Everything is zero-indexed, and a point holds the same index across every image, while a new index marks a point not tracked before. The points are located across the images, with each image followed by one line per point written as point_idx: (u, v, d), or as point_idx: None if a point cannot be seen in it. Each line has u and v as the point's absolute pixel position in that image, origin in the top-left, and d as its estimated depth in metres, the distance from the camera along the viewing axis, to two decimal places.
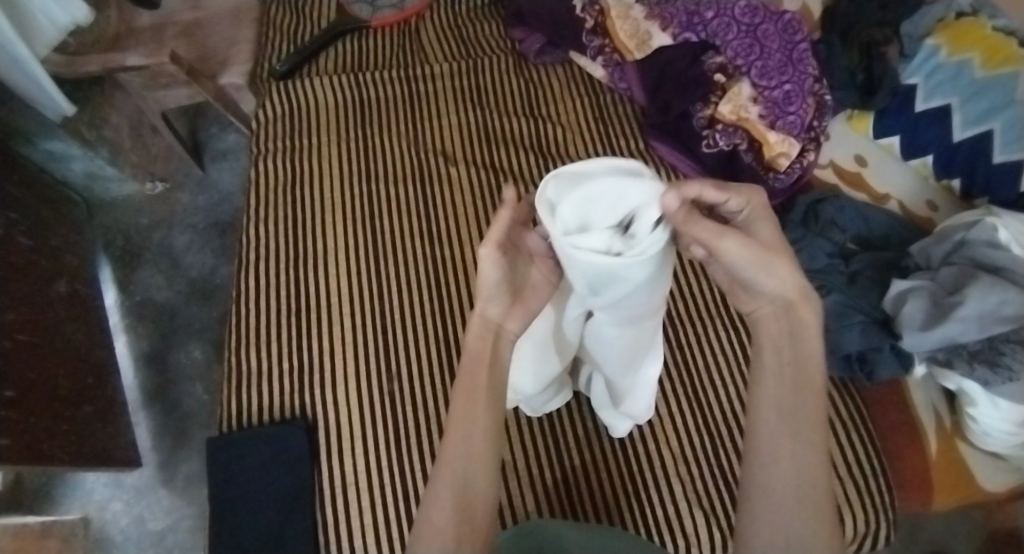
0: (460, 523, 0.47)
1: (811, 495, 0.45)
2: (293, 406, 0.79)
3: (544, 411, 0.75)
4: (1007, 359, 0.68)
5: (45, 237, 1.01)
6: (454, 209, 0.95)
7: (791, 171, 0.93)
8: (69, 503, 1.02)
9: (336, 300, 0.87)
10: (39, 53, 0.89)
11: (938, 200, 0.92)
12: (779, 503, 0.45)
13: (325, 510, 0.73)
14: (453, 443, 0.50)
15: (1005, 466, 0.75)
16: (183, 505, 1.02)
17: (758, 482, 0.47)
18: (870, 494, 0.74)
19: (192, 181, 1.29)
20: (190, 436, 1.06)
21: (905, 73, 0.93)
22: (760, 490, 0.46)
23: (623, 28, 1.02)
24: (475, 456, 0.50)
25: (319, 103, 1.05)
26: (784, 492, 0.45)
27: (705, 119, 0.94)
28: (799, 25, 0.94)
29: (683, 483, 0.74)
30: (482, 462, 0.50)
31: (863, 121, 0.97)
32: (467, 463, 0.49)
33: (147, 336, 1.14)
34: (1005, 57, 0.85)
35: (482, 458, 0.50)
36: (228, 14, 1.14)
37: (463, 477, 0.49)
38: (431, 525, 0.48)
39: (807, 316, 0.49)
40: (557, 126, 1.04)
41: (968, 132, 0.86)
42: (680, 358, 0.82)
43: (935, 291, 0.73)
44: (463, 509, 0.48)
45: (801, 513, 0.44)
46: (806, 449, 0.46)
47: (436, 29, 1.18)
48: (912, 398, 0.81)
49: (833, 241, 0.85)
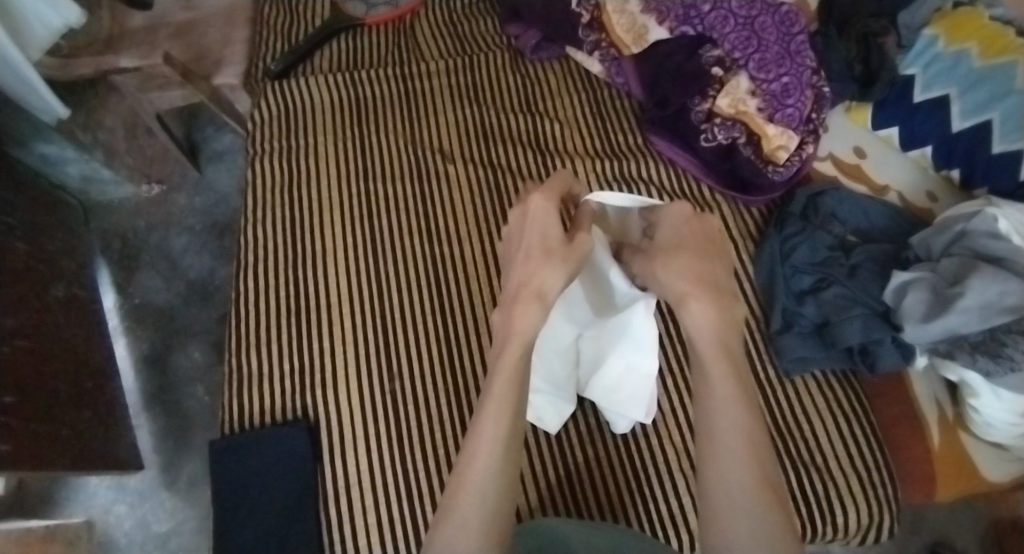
0: (490, 522, 0.48)
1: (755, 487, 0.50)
2: (294, 408, 0.79)
3: (553, 423, 0.73)
4: (1009, 350, 0.68)
5: (43, 241, 1.01)
6: (453, 206, 0.94)
7: (791, 163, 0.92)
8: (73, 506, 1.02)
9: (335, 300, 0.86)
10: (32, 57, 0.88)
11: (937, 191, 0.92)
12: (733, 501, 0.50)
13: (329, 511, 0.73)
14: (480, 437, 0.51)
15: (1006, 455, 0.76)
16: (186, 507, 1.02)
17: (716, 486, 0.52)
18: (873, 487, 0.74)
19: (189, 182, 1.28)
20: (192, 439, 1.06)
21: (904, 65, 0.93)
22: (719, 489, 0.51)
23: (620, 22, 1.01)
24: (506, 464, 0.50)
25: (314, 102, 1.04)
26: (736, 490, 0.50)
27: (704, 113, 0.94)
28: (797, 17, 0.93)
29: (685, 478, 0.74)
30: (509, 461, 0.50)
31: (861, 112, 0.97)
32: (496, 469, 0.49)
33: (147, 338, 1.14)
34: (1003, 46, 0.85)
35: (508, 465, 0.50)
36: (222, 14, 1.13)
37: (491, 473, 0.49)
38: (451, 523, 0.47)
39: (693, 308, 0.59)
40: (555, 122, 1.03)
41: (968, 122, 0.85)
42: (676, 353, 0.82)
43: (935, 282, 0.73)
44: (493, 511, 0.48)
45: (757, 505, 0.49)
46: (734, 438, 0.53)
47: (430, 25, 1.17)
48: (914, 389, 0.81)
49: (833, 234, 0.84)
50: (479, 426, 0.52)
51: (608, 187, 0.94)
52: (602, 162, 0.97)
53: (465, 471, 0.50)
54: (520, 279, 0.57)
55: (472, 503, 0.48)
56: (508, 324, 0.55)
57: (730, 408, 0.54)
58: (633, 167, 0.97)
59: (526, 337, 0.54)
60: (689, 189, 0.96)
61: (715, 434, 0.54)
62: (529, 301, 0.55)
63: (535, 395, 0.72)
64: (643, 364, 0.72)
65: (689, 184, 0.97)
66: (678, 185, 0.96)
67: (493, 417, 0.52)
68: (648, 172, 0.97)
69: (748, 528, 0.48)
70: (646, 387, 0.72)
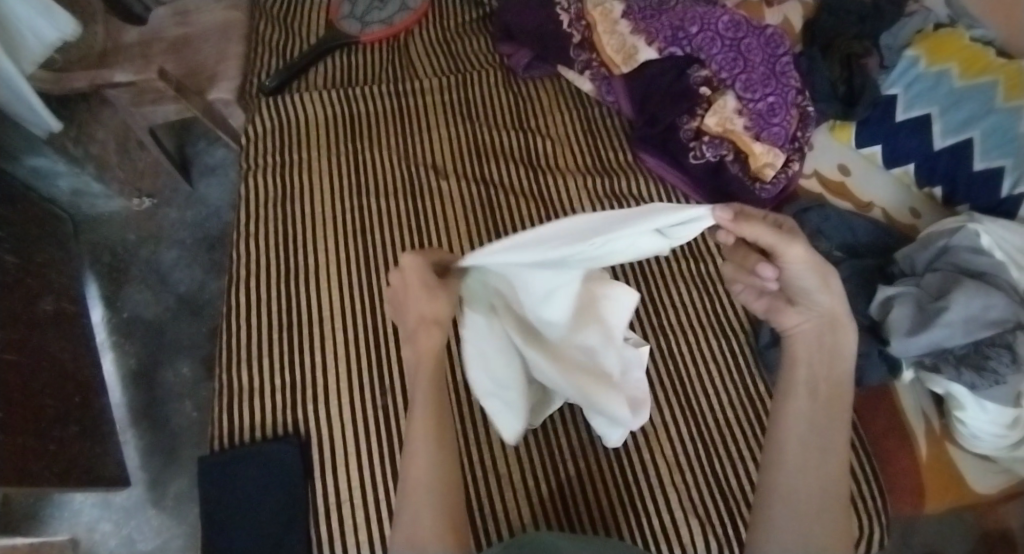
0: (441, 529, 0.48)
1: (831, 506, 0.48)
2: (286, 423, 0.78)
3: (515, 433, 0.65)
4: (994, 363, 0.69)
5: (32, 254, 1.00)
6: (446, 222, 0.95)
7: (777, 181, 0.95)
8: (56, 524, 1.00)
9: (328, 314, 0.86)
10: (26, 70, 0.89)
11: (920, 208, 0.94)
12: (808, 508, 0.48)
13: (320, 528, 0.72)
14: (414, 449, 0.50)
15: (993, 468, 0.77)
16: (174, 525, 1.00)
17: (779, 486, 0.50)
18: (862, 499, 0.74)
19: (181, 196, 1.28)
20: (180, 455, 1.05)
21: (886, 84, 0.95)
22: (782, 492, 0.49)
23: (610, 42, 1.03)
24: (443, 464, 0.50)
25: (309, 118, 1.05)
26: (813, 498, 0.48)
27: (692, 131, 0.96)
28: (781, 39, 0.96)
29: (678, 492, 0.74)
30: (447, 461, 0.50)
31: (845, 131, 0.99)
32: (433, 470, 0.50)
33: (135, 354, 1.13)
34: (983, 66, 0.89)
35: (444, 462, 0.50)
36: (216, 30, 1.13)
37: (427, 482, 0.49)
38: (410, 524, 0.48)
39: (845, 338, 0.50)
40: (547, 139, 1.05)
41: (949, 140, 0.88)
42: (665, 367, 0.83)
43: (920, 296, 0.74)
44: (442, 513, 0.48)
45: (821, 526, 0.48)
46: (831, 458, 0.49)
47: (424, 43, 1.19)
48: (901, 402, 0.81)
49: (818, 249, 0.86)
50: (411, 436, 0.51)
51: (599, 203, 0.96)
52: (593, 178, 0.99)
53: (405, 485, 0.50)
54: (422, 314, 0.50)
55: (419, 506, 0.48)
56: (416, 357, 0.51)
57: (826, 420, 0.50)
58: (623, 185, 0.98)
59: (436, 362, 0.51)
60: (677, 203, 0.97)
61: (800, 440, 0.50)
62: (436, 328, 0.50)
63: (487, 402, 0.64)
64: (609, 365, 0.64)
65: (678, 199, 0.97)
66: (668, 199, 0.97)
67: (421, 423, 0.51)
68: (637, 188, 0.98)
69: (806, 545, 0.48)
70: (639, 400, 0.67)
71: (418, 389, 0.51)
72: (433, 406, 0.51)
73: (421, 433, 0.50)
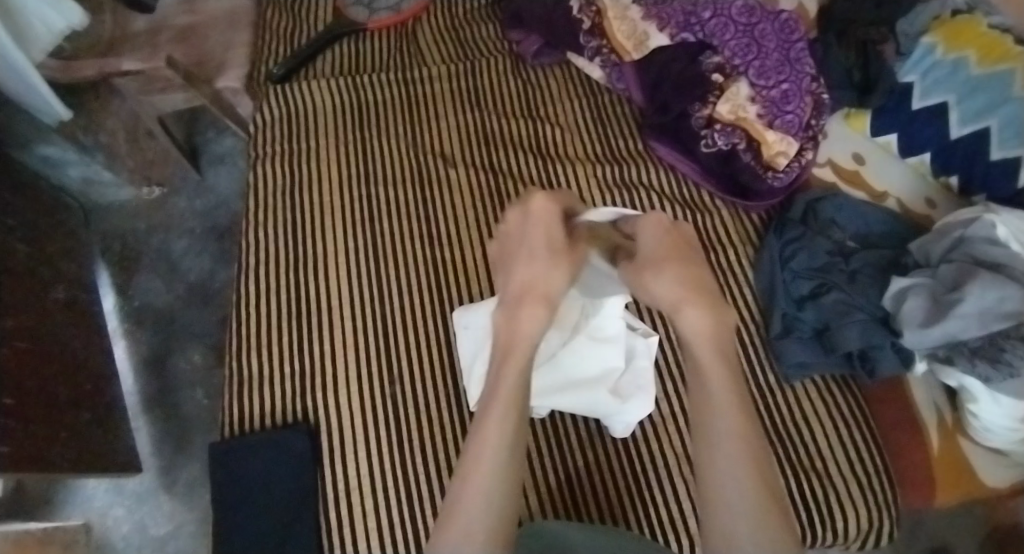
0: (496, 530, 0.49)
1: (753, 499, 0.51)
2: (295, 411, 0.79)
3: (544, 411, 0.75)
4: (1008, 356, 0.67)
5: (43, 243, 1.01)
6: (454, 211, 0.95)
7: (790, 169, 0.93)
8: (71, 509, 1.01)
9: (337, 303, 0.86)
10: (34, 58, 0.88)
11: (936, 198, 0.93)
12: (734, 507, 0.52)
13: (329, 515, 0.73)
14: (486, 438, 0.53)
15: (1007, 461, 0.76)
16: (185, 510, 1.01)
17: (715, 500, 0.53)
18: (872, 491, 0.74)
19: (190, 185, 1.28)
20: (192, 442, 1.06)
21: (903, 71, 0.93)
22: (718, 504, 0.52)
23: (621, 28, 1.02)
24: (509, 471, 0.52)
25: (318, 106, 1.05)
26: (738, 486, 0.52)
27: (704, 119, 0.94)
28: (796, 24, 0.95)
29: (685, 482, 0.74)
30: (513, 456, 0.53)
31: (860, 119, 0.98)
32: (499, 471, 0.51)
33: (146, 341, 1.14)
34: (1000, 54, 0.86)
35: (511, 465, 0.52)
36: (224, 17, 1.13)
37: (494, 478, 0.51)
38: (457, 526, 0.49)
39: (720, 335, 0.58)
40: (556, 127, 1.04)
41: (966, 129, 0.86)
42: (674, 357, 0.83)
43: (934, 288, 0.73)
44: (497, 515, 0.50)
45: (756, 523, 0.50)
46: (737, 460, 0.53)
47: (433, 30, 1.18)
48: (913, 395, 0.81)
49: (832, 239, 0.85)
50: (488, 416, 0.54)
51: (607, 193, 0.95)
52: (603, 167, 0.98)
53: (463, 483, 0.51)
54: (527, 281, 0.60)
55: (480, 497, 0.50)
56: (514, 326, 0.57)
57: (727, 423, 0.55)
58: (634, 173, 0.98)
59: (530, 338, 0.57)
60: (688, 194, 0.97)
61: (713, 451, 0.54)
62: (536, 306, 0.58)
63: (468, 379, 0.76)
64: (601, 355, 0.73)
65: (689, 189, 0.97)
66: (678, 190, 0.97)
67: (498, 420, 0.54)
68: (649, 178, 0.98)
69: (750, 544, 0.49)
70: (640, 411, 0.73)
71: (507, 370, 0.56)
72: (516, 392, 0.55)
73: (498, 420, 0.53)
